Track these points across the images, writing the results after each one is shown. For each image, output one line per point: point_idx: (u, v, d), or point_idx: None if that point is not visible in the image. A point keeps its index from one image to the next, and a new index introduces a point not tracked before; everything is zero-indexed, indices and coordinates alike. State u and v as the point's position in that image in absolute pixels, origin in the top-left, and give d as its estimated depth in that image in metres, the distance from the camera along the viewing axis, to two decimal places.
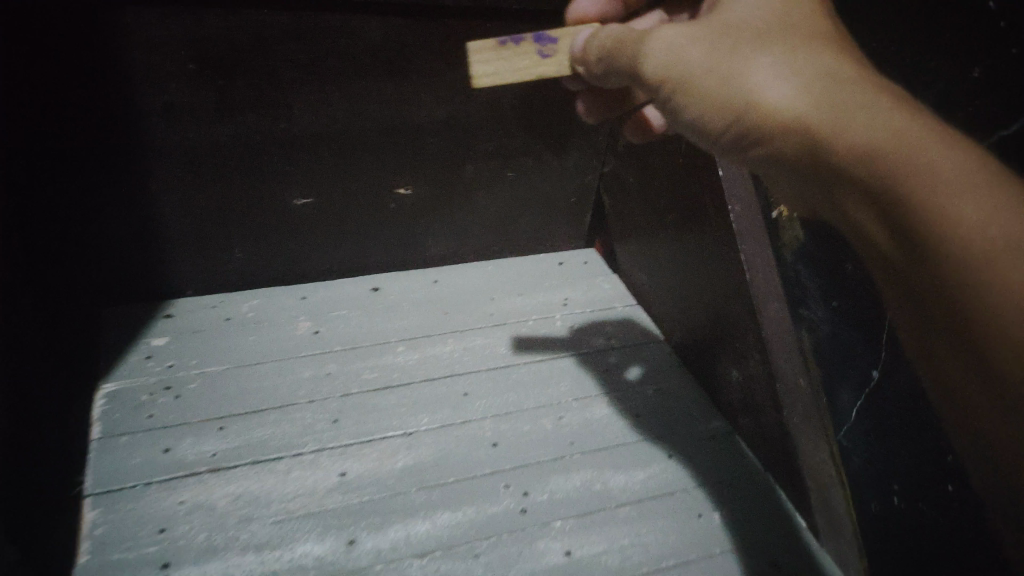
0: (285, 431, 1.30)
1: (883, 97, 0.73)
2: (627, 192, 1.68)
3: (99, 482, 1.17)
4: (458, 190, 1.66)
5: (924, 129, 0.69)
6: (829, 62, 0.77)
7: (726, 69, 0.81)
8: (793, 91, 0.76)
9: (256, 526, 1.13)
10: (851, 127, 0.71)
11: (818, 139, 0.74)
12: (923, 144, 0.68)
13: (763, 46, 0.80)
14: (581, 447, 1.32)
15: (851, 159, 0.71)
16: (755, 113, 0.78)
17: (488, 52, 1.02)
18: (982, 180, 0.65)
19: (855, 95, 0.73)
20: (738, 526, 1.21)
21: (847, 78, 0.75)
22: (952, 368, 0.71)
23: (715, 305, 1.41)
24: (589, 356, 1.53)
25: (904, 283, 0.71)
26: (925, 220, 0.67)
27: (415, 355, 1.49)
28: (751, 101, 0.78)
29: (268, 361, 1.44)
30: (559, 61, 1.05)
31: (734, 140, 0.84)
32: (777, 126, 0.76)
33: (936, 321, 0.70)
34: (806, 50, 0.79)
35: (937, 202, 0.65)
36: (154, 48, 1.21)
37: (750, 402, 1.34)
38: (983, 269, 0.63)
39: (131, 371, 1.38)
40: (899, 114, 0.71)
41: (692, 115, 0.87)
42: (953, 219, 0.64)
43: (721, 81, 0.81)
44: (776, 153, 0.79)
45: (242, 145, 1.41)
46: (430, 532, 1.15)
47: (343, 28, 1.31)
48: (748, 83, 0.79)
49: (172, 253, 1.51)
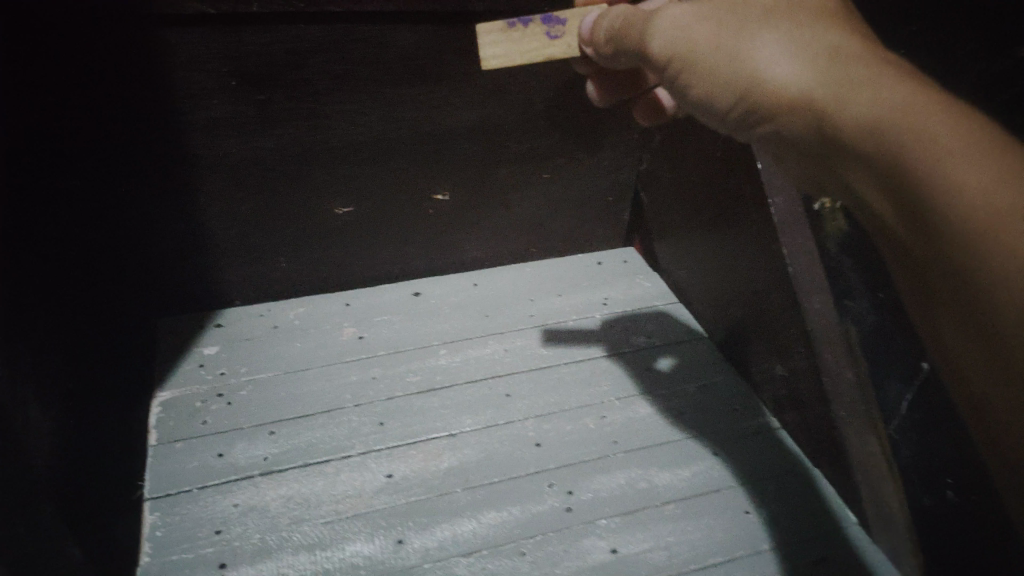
0: (333, 434, 1.33)
1: (890, 70, 0.72)
2: (664, 189, 1.67)
3: (158, 487, 1.21)
4: (494, 192, 1.67)
5: (927, 100, 0.69)
6: (836, 37, 0.77)
7: (731, 45, 0.83)
8: (799, 66, 0.78)
9: (307, 527, 1.16)
10: (853, 101, 0.72)
11: (824, 113, 0.75)
12: (926, 114, 0.67)
13: (770, 23, 0.82)
14: (625, 445, 1.32)
15: (853, 132, 0.72)
16: (762, 88, 0.80)
17: (495, 34, 1.05)
18: (982, 149, 0.65)
19: (859, 70, 0.73)
20: (786, 525, 1.19)
21: (852, 52, 0.75)
22: (953, 336, 0.71)
23: (758, 299, 1.39)
24: (629, 355, 1.53)
25: (904, 253, 0.72)
26: (924, 192, 0.67)
27: (457, 358, 1.51)
28: (755, 77, 0.81)
29: (315, 367, 1.47)
30: (567, 43, 1.08)
31: (741, 115, 0.86)
32: (784, 100, 0.78)
33: (935, 290, 0.70)
34: (814, 28, 0.79)
35: (935, 173, 0.65)
36: (197, 65, 1.28)
37: (796, 397, 1.32)
38: (988, 237, 0.63)
39: (186, 378, 1.43)
40: (903, 86, 0.70)
41: (700, 91, 0.89)
42: (950, 190, 0.64)
43: (727, 57, 0.84)
44: (783, 127, 0.81)
45: (284, 155, 1.45)
46: (475, 531, 1.16)
47: (375, 37, 1.35)
48: (753, 59, 0.81)
49: (220, 264, 1.56)
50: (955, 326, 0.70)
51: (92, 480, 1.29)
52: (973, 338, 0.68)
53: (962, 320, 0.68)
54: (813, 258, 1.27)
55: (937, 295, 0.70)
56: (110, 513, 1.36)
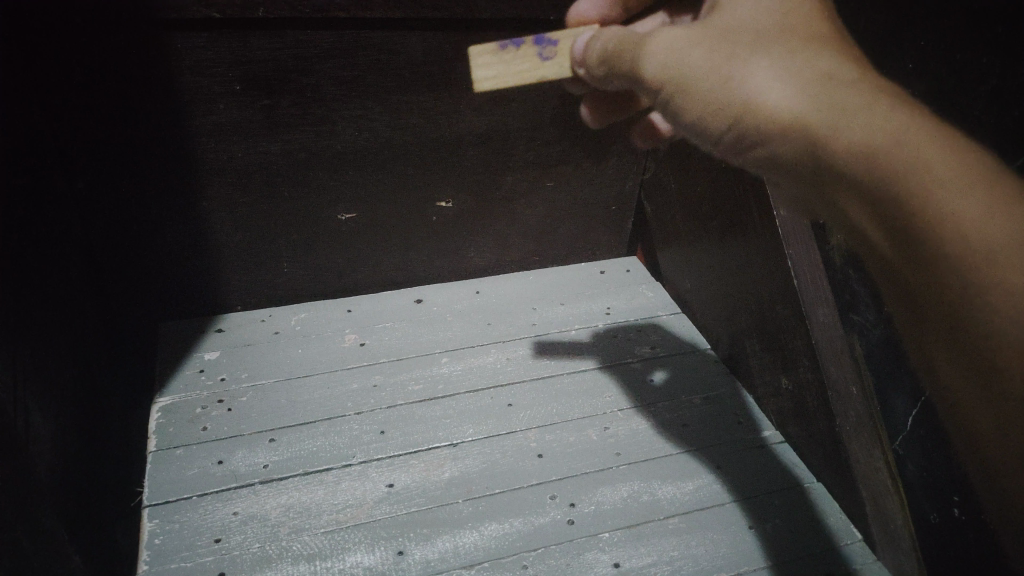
0: (333, 442, 1.32)
1: (881, 96, 0.71)
2: (669, 199, 1.67)
3: (158, 494, 1.20)
4: (498, 200, 1.67)
5: (917, 127, 0.67)
6: (827, 64, 0.76)
7: (726, 70, 0.82)
8: (792, 92, 0.76)
9: (307, 536, 1.15)
10: (845, 130, 0.70)
11: (816, 142, 0.73)
12: (916, 144, 0.65)
13: (764, 49, 0.81)
14: (628, 458, 1.31)
15: (845, 163, 0.70)
16: (753, 115, 0.78)
17: (486, 55, 1.05)
18: (979, 179, 0.62)
19: (852, 97, 0.71)
20: (791, 541, 1.18)
21: (843, 79, 0.74)
22: (955, 376, 0.68)
23: (764, 312, 1.38)
24: (632, 366, 1.52)
25: (904, 287, 0.69)
26: (921, 224, 0.64)
27: (459, 366, 1.50)
28: (747, 102, 0.79)
29: (316, 374, 1.46)
30: (560, 63, 1.07)
31: (735, 141, 0.84)
32: (774, 128, 0.77)
33: (934, 324, 0.67)
34: (807, 54, 0.78)
35: (930, 205, 0.63)
36: (202, 71, 1.28)
37: (800, 411, 1.31)
38: (987, 272, 0.60)
39: (186, 385, 1.42)
40: (893, 114, 0.68)
41: (694, 116, 0.88)
42: (947, 223, 0.62)
43: (721, 82, 0.82)
44: (775, 155, 0.79)
45: (289, 161, 1.45)
46: (477, 543, 1.15)
47: (383, 44, 1.35)
48: (745, 83, 0.80)
49: (222, 268, 1.55)
50: (949, 357, 0.67)
51: (91, 486, 1.28)
52: (973, 377, 0.65)
53: (965, 358, 0.65)
54: (819, 271, 1.27)
55: (936, 330, 0.67)
56: (108, 519, 1.35)
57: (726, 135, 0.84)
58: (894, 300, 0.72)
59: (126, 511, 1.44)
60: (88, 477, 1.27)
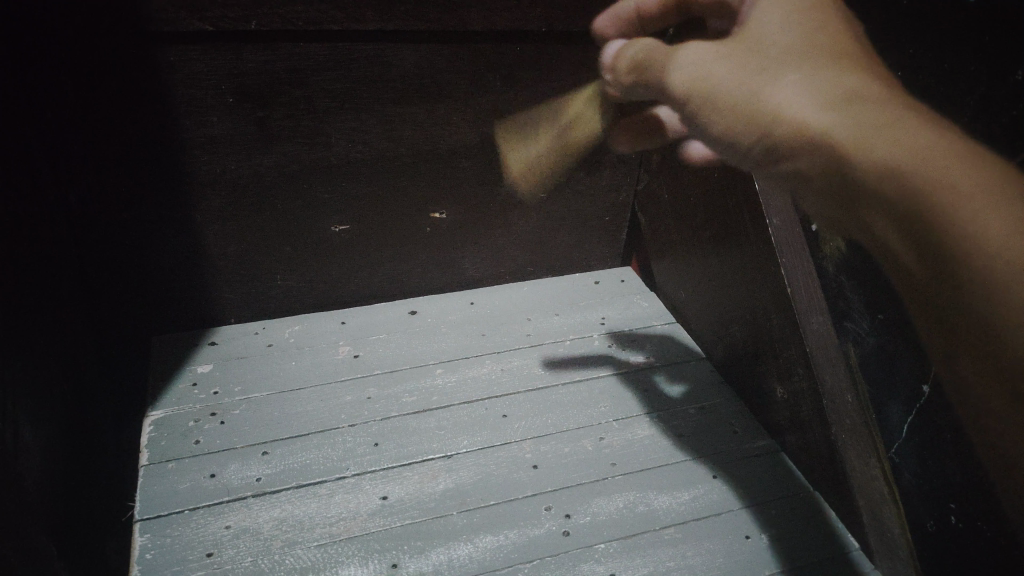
0: (327, 455, 1.31)
1: (916, 114, 0.65)
2: (663, 209, 1.67)
3: (149, 508, 1.19)
4: (492, 210, 1.66)
5: (959, 151, 0.61)
6: (854, 77, 0.69)
7: (752, 85, 0.73)
8: (821, 110, 0.68)
9: (301, 550, 1.14)
10: (880, 159, 0.63)
11: (843, 169, 0.66)
12: (967, 174, 0.60)
13: (788, 57, 0.72)
14: (623, 468, 1.30)
15: (885, 196, 0.64)
16: (782, 134, 0.70)
17: None
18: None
19: (888, 118, 0.65)
20: (788, 552, 1.17)
21: (871, 93, 0.67)
22: (1005, 411, 0.66)
23: (759, 320, 1.38)
24: (627, 377, 1.51)
25: (952, 324, 0.65)
26: (979, 267, 0.60)
27: (453, 378, 1.49)
28: (777, 120, 0.70)
29: (310, 387, 1.46)
30: None
31: (761, 156, 0.74)
32: (805, 152, 0.69)
33: (983, 360, 0.65)
34: (834, 65, 0.70)
35: (984, 242, 0.59)
36: (196, 83, 1.28)
37: (796, 420, 1.30)
38: None
39: (179, 398, 1.41)
40: (936, 136, 0.62)
41: (721, 125, 0.75)
42: (998, 264, 0.59)
43: (747, 96, 0.73)
44: (802, 174, 0.70)
45: (283, 173, 1.45)
46: (472, 555, 1.14)
47: (377, 56, 1.36)
48: (773, 100, 0.71)
49: (215, 281, 1.54)
50: (994, 391, 0.66)
51: (82, 501, 1.27)
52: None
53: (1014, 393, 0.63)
54: (812, 280, 1.28)
55: (984, 366, 0.65)
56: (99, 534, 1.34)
57: (754, 147, 0.74)
58: (933, 328, 0.70)
59: (118, 528, 1.42)
60: (79, 492, 1.26)
